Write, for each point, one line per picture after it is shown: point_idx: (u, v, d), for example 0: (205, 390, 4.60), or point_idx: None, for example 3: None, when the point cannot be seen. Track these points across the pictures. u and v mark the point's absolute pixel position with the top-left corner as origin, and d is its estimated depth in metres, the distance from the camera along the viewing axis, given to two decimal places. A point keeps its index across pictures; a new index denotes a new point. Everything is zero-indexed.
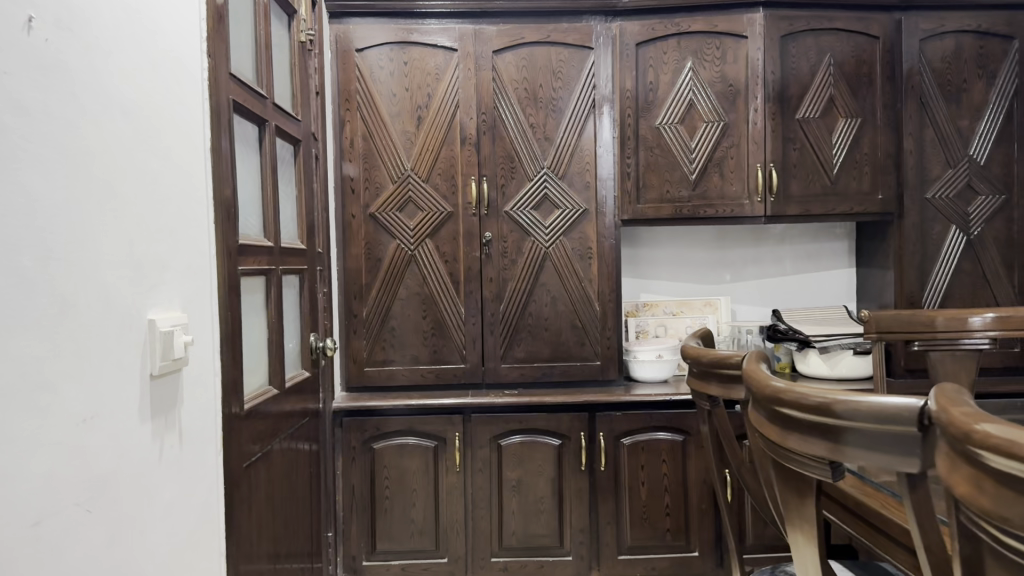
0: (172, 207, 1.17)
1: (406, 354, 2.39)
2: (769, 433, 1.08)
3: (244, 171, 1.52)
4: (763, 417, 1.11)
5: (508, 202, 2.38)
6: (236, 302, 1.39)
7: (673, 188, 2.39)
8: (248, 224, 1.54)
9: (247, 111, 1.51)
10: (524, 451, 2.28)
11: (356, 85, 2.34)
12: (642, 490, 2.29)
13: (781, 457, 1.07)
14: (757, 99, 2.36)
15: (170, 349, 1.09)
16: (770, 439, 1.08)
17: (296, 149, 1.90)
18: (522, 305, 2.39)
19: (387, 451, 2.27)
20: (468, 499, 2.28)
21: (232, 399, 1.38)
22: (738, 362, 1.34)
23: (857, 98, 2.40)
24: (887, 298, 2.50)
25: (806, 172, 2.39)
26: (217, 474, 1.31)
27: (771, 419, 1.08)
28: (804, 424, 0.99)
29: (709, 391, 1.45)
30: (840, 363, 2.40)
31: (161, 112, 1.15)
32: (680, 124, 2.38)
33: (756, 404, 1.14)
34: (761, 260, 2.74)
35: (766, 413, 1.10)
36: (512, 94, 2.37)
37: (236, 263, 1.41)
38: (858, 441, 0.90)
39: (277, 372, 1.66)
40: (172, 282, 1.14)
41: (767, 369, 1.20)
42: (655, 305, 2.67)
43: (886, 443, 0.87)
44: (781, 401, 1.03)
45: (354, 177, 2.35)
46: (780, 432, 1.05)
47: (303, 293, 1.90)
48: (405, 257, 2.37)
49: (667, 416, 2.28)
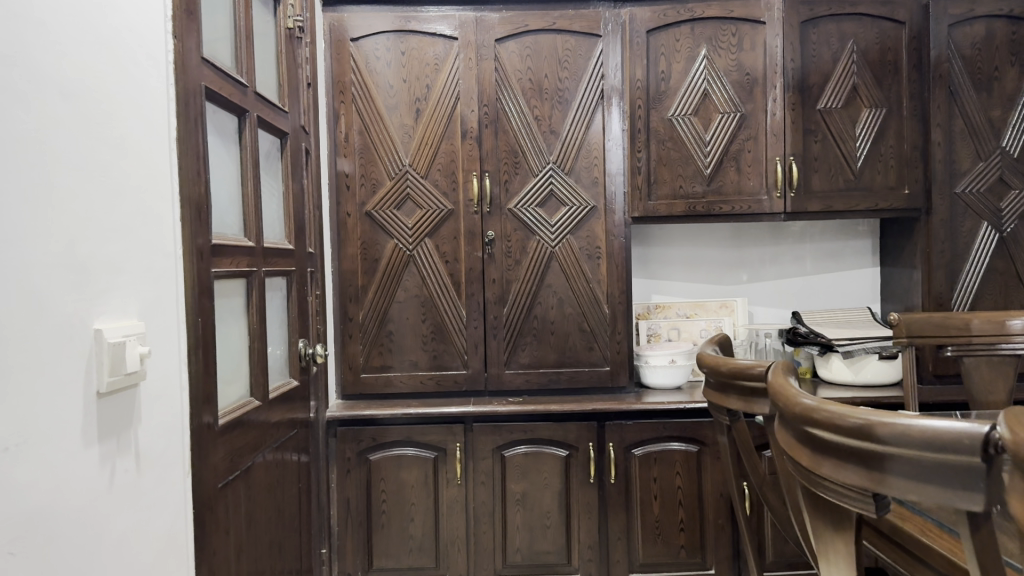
0: (127, 201, 1.04)
1: (406, 360, 2.27)
2: (803, 458, 0.94)
3: (220, 165, 1.40)
4: (795, 439, 0.98)
5: (512, 199, 2.25)
6: (207, 307, 1.27)
7: (686, 184, 2.26)
8: (225, 222, 1.42)
9: (224, 100, 1.39)
10: (529, 463, 2.15)
11: (351, 77, 2.22)
12: (654, 504, 2.16)
13: (816, 486, 0.93)
14: (775, 88, 2.23)
15: (121, 362, 0.97)
16: (803, 466, 0.94)
17: (283, 142, 1.77)
18: (527, 308, 2.26)
19: (384, 462, 2.15)
20: (470, 513, 2.15)
21: (204, 414, 1.26)
22: (763, 372, 1.21)
23: (881, 88, 2.27)
24: (915, 299, 2.36)
25: (828, 166, 2.26)
26: (185, 496, 1.19)
27: (802, 441, 0.95)
28: (834, 446, 0.86)
29: (729, 404, 1.32)
30: (864, 368, 2.26)
31: (116, 96, 1.02)
32: (693, 116, 2.24)
33: (788, 425, 1.00)
34: (779, 259, 2.60)
35: (797, 433, 0.97)
36: (516, 86, 2.24)
37: (208, 265, 1.29)
38: (903, 470, 0.75)
39: (259, 382, 1.54)
40: (125, 286, 1.02)
41: (796, 382, 1.08)
42: (667, 307, 2.52)
43: (924, 474, 0.73)
44: (812, 420, 0.90)
45: (349, 173, 2.23)
46: (811, 456, 0.92)
47: (292, 297, 1.78)
48: (404, 257, 2.24)
49: (681, 425, 2.14)
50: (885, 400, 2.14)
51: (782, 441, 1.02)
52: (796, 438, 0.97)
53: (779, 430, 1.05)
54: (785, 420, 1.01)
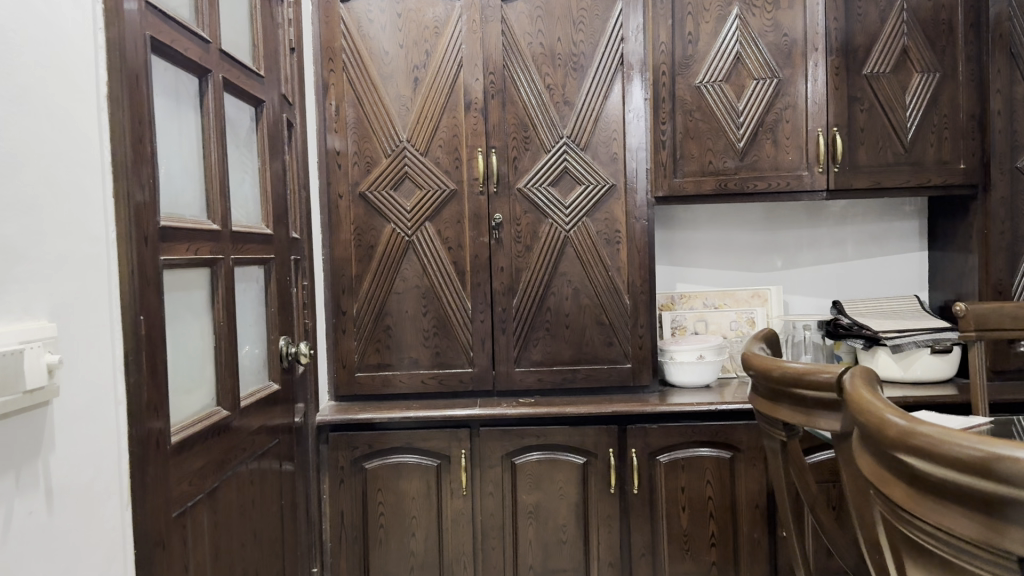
0: (31, 171, 0.82)
1: (406, 357, 2.05)
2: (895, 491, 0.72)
3: (171, 134, 1.17)
4: (888, 472, 0.76)
5: (521, 178, 2.03)
6: (150, 303, 1.05)
7: (716, 159, 2.03)
8: (180, 202, 1.20)
9: (179, 56, 1.18)
10: (542, 471, 1.93)
11: (341, 42, 1.99)
12: (682, 517, 1.93)
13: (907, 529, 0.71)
14: (816, 51, 1.99)
15: (17, 377, 0.75)
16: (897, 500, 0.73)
17: (258, 111, 1.55)
18: (539, 299, 2.04)
19: (380, 471, 1.93)
20: (478, 528, 1.93)
21: (151, 429, 1.05)
22: (816, 381, 1.00)
23: (934, 51, 2.02)
24: (969, 286, 2.12)
25: (875, 139, 2.03)
26: (121, 534, 0.97)
27: (895, 472, 0.74)
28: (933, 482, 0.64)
29: (780, 413, 1.10)
30: (913, 363, 2.06)
31: (12, 34, 0.79)
32: (725, 83, 2.01)
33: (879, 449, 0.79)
34: (818, 243, 2.36)
35: (888, 462, 0.76)
36: (525, 52, 2.01)
37: (154, 253, 1.07)
38: None
39: (229, 388, 1.33)
40: (25, 280, 0.80)
41: (877, 391, 0.87)
42: (693, 297, 2.30)
43: None
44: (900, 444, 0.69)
45: (341, 150, 2.01)
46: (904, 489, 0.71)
47: (271, 289, 1.57)
48: (402, 244, 2.02)
49: (711, 429, 1.92)
50: (941, 401, 1.91)
51: (869, 472, 0.81)
52: (886, 467, 0.77)
53: (866, 458, 0.83)
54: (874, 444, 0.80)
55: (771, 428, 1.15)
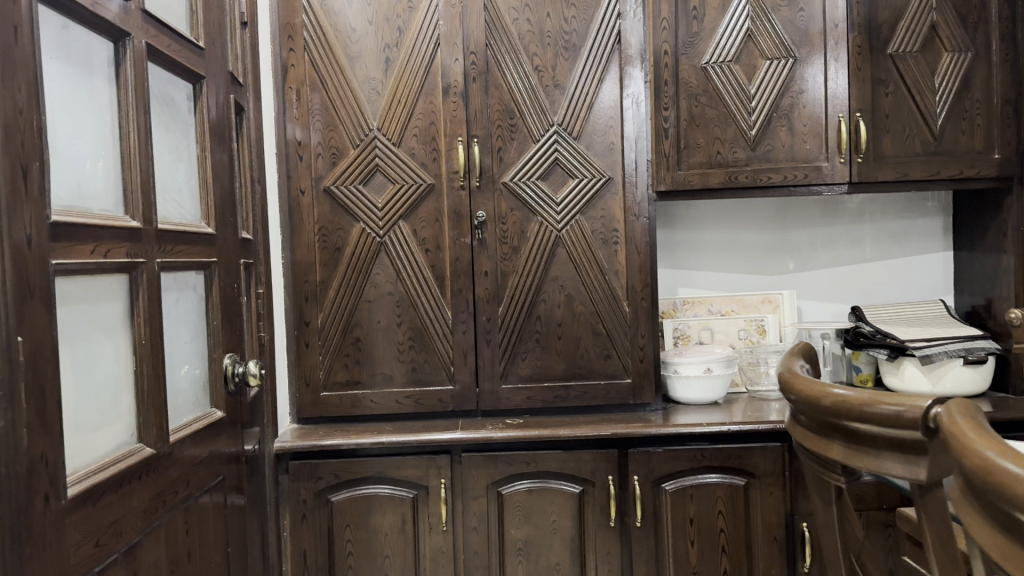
0: None
1: (378, 374, 1.82)
2: None
3: (70, 108, 0.94)
4: (1012, 541, 0.56)
5: (506, 170, 1.80)
6: (30, 314, 0.81)
7: (726, 149, 1.82)
8: (84, 191, 0.97)
9: (79, 10, 0.94)
10: (532, 502, 1.71)
11: (303, 18, 1.77)
12: (690, 553, 1.71)
13: None
14: (837, 28, 1.79)
15: None
16: None
17: (197, 89, 1.32)
18: (527, 307, 1.82)
19: (349, 504, 1.70)
20: (460, 566, 1.71)
21: (35, 480, 0.81)
22: (880, 413, 0.78)
23: (965, 28, 1.82)
24: (1002, 289, 1.91)
25: (901, 126, 1.82)
26: None
27: None
28: None
29: (837, 453, 0.86)
30: (943, 377, 1.86)
31: None
32: (734, 64, 1.80)
33: (992, 507, 0.58)
34: (833, 243, 2.15)
35: (1012, 528, 0.56)
36: (511, 30, 1.79)
37: (36, 259, 0.83)
38: None
39: (155, 421, 1.10)
40: None
41: (969, 415, 0.66)
42: (698, 303, 2.09)
43: None
44: None
45: (303, 140, 1.78)
46: None
47: (213, 298, 1.34)
48: (373, 245, 1.79)
49: (724, 452, 1.71)
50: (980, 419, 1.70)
51: (981, 536, 0.60)
52: (1010, 534, 0.56)
53: (968, 513, 0.62)
54: (984, 499, 0.59)
55: (824, 472, 0.91)
